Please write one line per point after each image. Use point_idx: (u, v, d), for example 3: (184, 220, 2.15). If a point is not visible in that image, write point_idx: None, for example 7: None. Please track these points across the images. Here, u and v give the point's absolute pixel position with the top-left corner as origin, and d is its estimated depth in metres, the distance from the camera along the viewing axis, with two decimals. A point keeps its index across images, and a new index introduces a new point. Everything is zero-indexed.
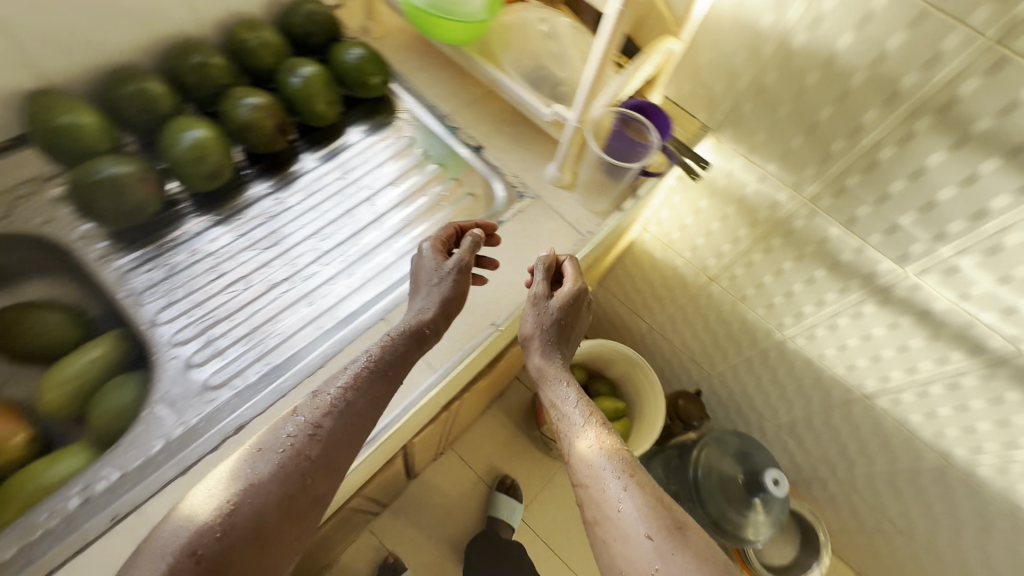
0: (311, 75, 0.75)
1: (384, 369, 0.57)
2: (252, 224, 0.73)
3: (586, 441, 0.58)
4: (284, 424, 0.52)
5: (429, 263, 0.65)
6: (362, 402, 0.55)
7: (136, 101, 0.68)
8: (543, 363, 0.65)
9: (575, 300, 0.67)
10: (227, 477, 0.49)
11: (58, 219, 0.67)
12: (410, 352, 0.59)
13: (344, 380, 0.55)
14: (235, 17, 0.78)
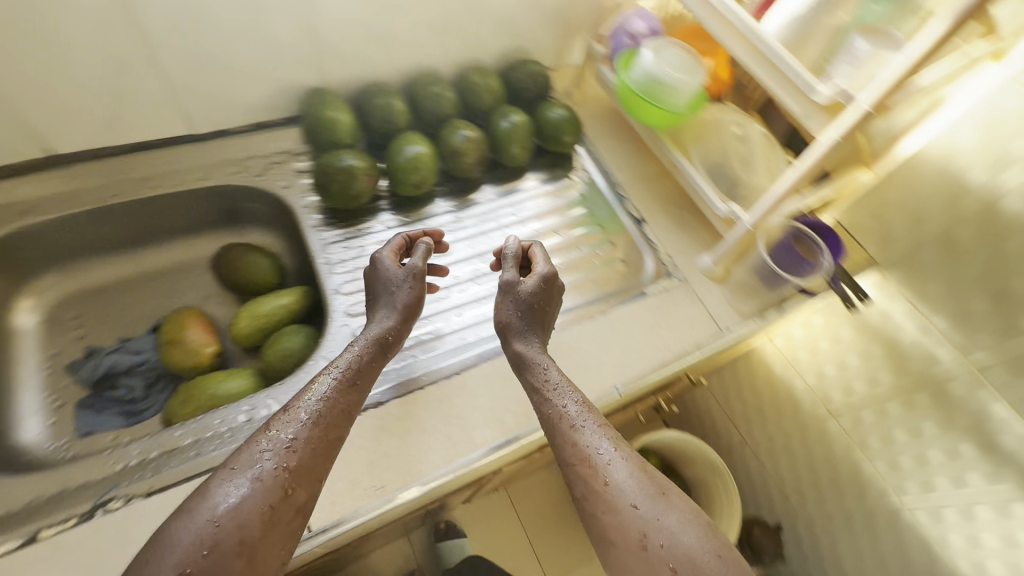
0: (518, 123, 0.86)
1: (350, 379, 0.55)
2: (430, 233, 0.84)
3: (571, 416, 0.54)
4: (263, 439, 0.49)
5: (385, 271, 0.65)
6: (337, 402, 0.53)
7: (381, 112, 0.82)
8: (522, 351, 0.61)
9: (550, 283, 0.66)
10: (205, 504, 0.44)
11: (294, 186, 0.82)
12: (373, 356, 0.59)
13: (312, 386, 0.53)
14: (473, 62, 0.92)
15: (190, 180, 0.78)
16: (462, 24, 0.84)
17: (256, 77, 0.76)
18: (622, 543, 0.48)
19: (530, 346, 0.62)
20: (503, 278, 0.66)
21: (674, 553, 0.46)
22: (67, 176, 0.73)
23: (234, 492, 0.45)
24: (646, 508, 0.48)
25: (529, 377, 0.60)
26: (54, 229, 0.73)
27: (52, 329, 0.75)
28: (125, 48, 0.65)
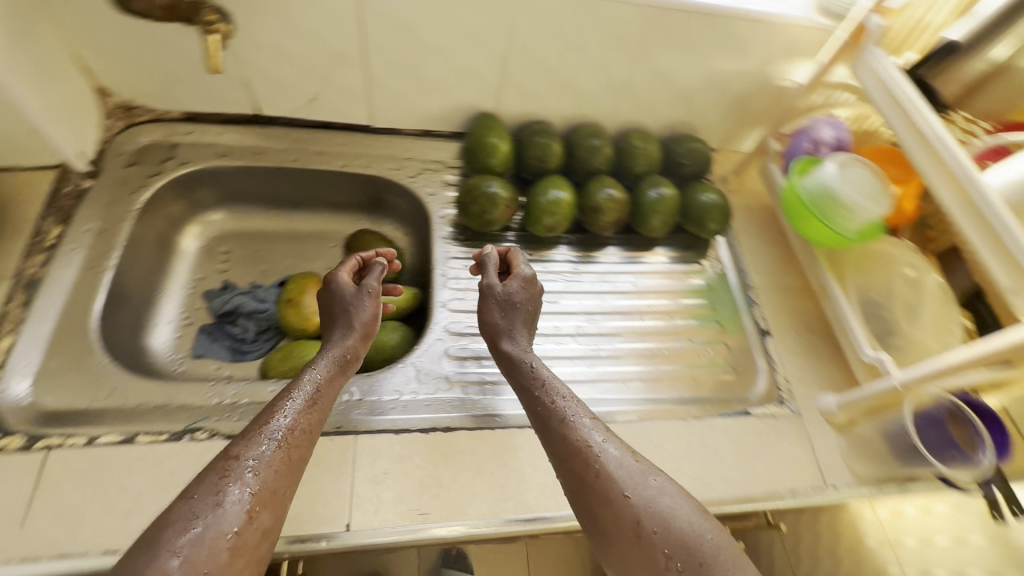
0: (665, 197, 0.84)
1: (313, 399, 0.54)
2: (545, 276, 0.84)
3: (565, 411, 0.55)
4: (234, 463, 0.45)
5: (340, 290, 0.66)
6: (306, 419, 0.52)
7: (538, 151, 0.84)
8: (509, 352, 0.63)
9: (533, 284, 0.69)
10: (159, 537, 0.40)
11: (438, 195, 0.87)
12: (337, 376, 0.58)
13: (275, 405, 0.52)
14: (639, 125, 0.92)
15: (355, 165, 0.85)
16: (641, 89, 0.85)
17: (442, 93, 0.82)
18: (621, 533, 0.46)
19: (522, 348, 0.64)
20: (483, 283, 0.68)
21: (669, 537, 0.45)
22: (264, 134, 0.83)
23: (200, 518, 0.41)
24: (640, 495, 0.47)
25: (523, 382, 0.60)
26: (238, 175, 0.83)
27: (205, 256, 0.84)
28: (349, 45, 0.73)
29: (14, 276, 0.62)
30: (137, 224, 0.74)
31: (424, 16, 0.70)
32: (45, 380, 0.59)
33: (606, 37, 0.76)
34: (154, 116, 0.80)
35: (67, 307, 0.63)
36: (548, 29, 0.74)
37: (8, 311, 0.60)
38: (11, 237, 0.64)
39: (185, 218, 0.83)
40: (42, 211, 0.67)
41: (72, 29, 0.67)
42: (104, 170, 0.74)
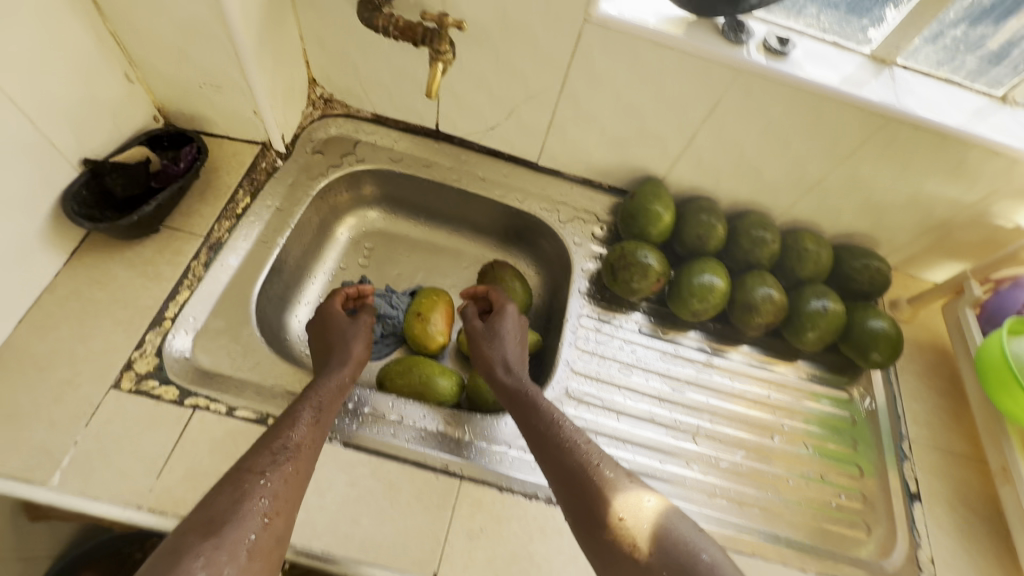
0: (830, 311, 0.76)
1: (314, 410, 0.56)
2: (674, 359, 0.79)
3: (559, 424, 0.57)
4: (251, 475, 0.47)
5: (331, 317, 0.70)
6: (312, 433, 0.54)
7: (699, 228, 0.79)
8: (502, 378, 0.65)
9: (518, 320, 0.72)
10: (177, 540, 0.41)
11: (583, 247, 0.84)
12: (339, 389, 0.60)
13: (281, 419, 0.54)
14: (812, 225, 0.85)
15: (511, 198, 0.86)
16: (829, 190, 0.78)
17: (618, 149, 0.80)
18: (615, 542, 0.48)
19: (515, 372, 0.65)
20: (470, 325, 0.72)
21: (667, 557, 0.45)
22: (437, 150, 0.86)
23: (220, 524, 0.43)
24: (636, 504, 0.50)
25: (516, 400, 0.62)
26: (403, 182, 0.86)
27: (351, 247, 0.88)
28: (547, 89, 0.73)
29: (205, 236, 0.67)
30: (309, 209, 0.78)
31: (631, 78, 0.68)
32: (204, 339, 0.63)
33: (813, 134, 0.70)
34: (347, 112, 0.85)
35: (237, 275, 0.68)
36: (755, 115, 0.70)
37: (192, 267, 0.65)
38: (209, 200, 0.70)
39: (345, 210, 0.87)
40: (239, 181, 0.72)
41: (309, 26, 0.73)
42: (294, 152, 0.80)
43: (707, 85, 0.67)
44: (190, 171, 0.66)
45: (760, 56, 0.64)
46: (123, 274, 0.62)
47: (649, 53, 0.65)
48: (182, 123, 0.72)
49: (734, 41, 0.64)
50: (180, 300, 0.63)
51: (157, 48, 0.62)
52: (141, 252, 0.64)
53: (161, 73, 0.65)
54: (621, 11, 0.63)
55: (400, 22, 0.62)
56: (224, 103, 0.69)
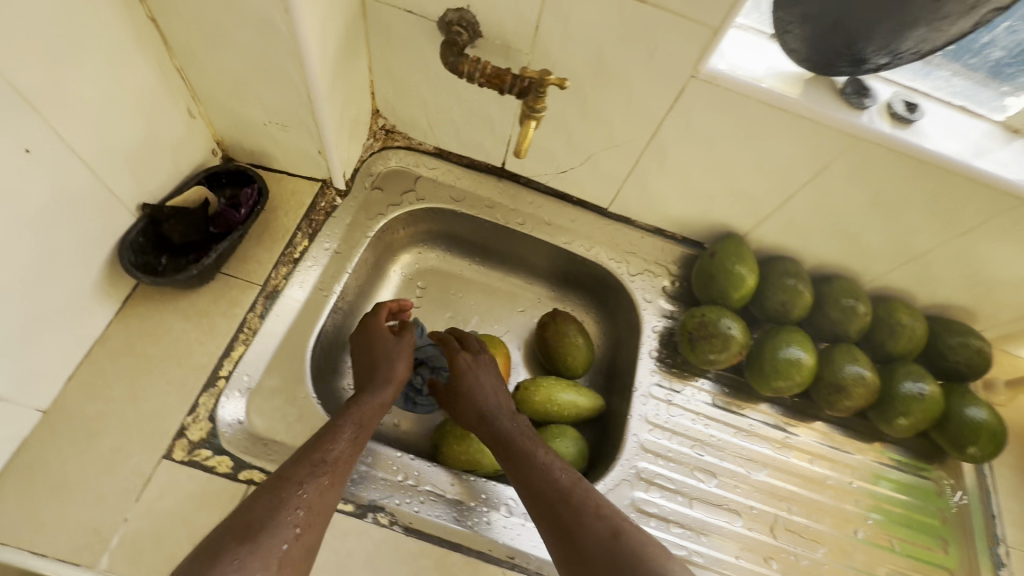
0: (926, 396, 0.69)
1: (356, 427, 0.54)
2: (749, 436, 0.73)
3: (544, 457, 0.56)
4: (289, 485, 0.47)
5: (376, 329, 0.66)
6: (350, 449, 0.52)
7: (783, 294, 0.73)
8: (482, 424, 0.62)
9: (490, 365, 0.67)
10: (217, 543, 0.41)
11: (653, 304, 0.78)
12: (377, 402, 0.59)
13: (327, 428, 0.52)
14: (905, 295, 0.78)
15: (576, 245, 0.80)
16: (933, 263, 0.71)
17: (701, 204, 0.74)
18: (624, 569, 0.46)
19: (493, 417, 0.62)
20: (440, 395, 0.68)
21: None
22: (501, 189, 0.80)
23: (257, 530, 0.43)
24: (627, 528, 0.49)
25: (501, 441, 0.59)
26: (463, 222, 0.81)
27: (403, 285, 0.83)
28: (633, 141, 0.67)
29: (262, 285, 0.63)
30: (367, 250, 0.74)
31: (732, 137, 0.62)
32: (259, 400, 0.59)
33: (929, 209, 0.63)
34: (409, 144, 0.79)
35: (292, 327, 0.63)
36: (866, 184, 0.63)
37: (248, 319, 0.61)
38: (267, 243, 0.65)
39: (400, 247, 0.82)
40: (298, 222, 0.68)
41: (380, 59, 0.67)
42: (354, 189, 0.75)
43: (818, 150, 0.61)
44: (249, 219, 0.61)
45: (885, 124, 0.58)
46: (178, 326, 0.58)
47: (759, 114, 0.58)
48: (241, 157, 0.68)
49: (856, 106, 0.58)
50: (235, 356, 0.59)
51: (225, 85, 0.57)
52: (196, 302, 0.60)
53: (225, 109, 0.60)
54: (733, 67, 0.56)
55: (489, 70, 0.56)
56: (289, 141, 0.64)
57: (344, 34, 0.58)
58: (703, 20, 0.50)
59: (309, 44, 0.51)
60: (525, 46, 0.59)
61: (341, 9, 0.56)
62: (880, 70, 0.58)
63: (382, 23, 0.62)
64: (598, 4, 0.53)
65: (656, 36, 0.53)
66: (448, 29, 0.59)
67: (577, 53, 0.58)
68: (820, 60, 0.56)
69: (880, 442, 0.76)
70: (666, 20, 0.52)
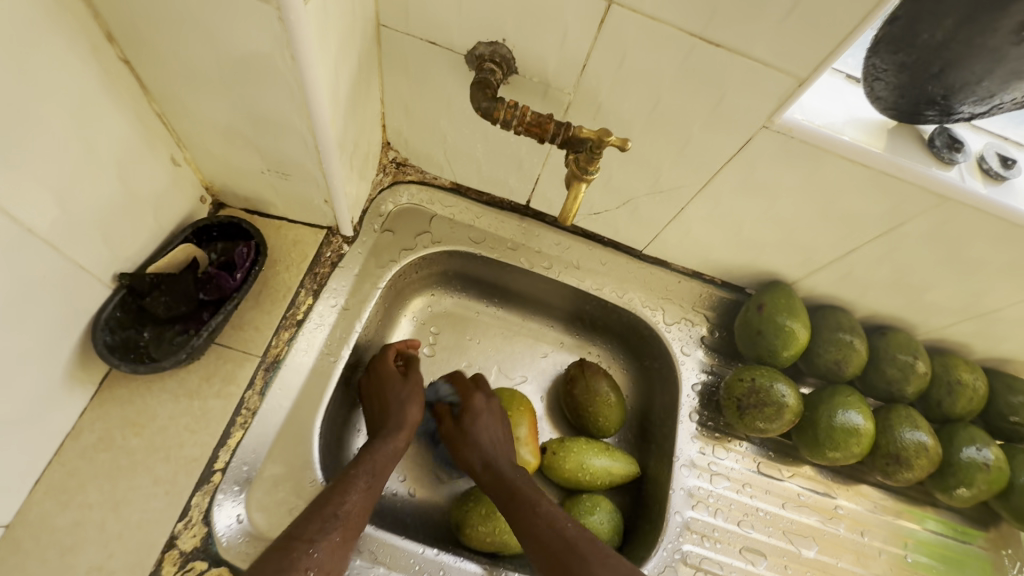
0: (991, 465, 0.64)
1: (370, 474, 0.50)
2: (797, 507, 0.67)
3: (544, 498, 0.53)
4: (298, 543, 0.42)
5: (378, 374, 0.60)
6: (365, 500, 0.48)
7: (837, 350, 0.66)
8: (490, 468, 0.57)
9: (495, 408, 0.62)
10: None
11: (692, 357, 0.72)
12: (393, 451, 0.55)
13: (339, 483, 0.48)
14: (963, 348, 0.72)
15: (608, 291, 0.72)
16: (1000, 320, 0.65)
17: (748, 252, 0.67)
18: None
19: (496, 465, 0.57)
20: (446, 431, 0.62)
21: None
22: (524, 229, 0.72)
23: None
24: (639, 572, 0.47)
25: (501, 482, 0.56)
26: (482, 265, 0.73)
27: (416, 331, 0.74)
28: (682, 187, 0.59)
29: (261, 355, 0.55)
30: (377, 302, 0.65)
31: (799, 189, 0.55)
32: (261, 494, 0.51)
33: (1010, 270, 0.57)
34: (422, 179, 0.71)
35: (297, 403, 0.55)
36: (943, 241, 0.56)
37: (246, 398, 0.53)
38: (266, 304, 0.57)
39: (413, 291, 0.73)
40: (300, 277, 0.60)
41: (393, 90, 0.58)
42: (362, 233, 0.66)
43: (895, 206, 0.54)
44: (245, 284, 0.53)
45: (978, 181, 0.51)
46: (166, 411, 0.51)
47: (834, 168, 0.51)
48: (234, 203, 0.59)
49: (947, 161, 0.51)
50: (231, 445, 0.51)
51: (218, 131, 0.49)
52: (186, 381, 0.52)
53: (216, 154, 0.52)
54: (810, 116, 0.49)
55: (529, 116, 0.48)
56: (292, 189, 0.56)
57: (358, 69, 0.50)
58: (790, 70, 0.43)
59: (321, 95, 0.43)
60: (568, 85, 0.51)
61: (356, 42, 0.47)
62: (973, 119, 0.51)
63: (398, 52, 0.54)
64: (661, 45, 0.45)
65: (727, 82, 0.46)
66: (479, 65, 0.50)
67: (628, 96, 0.50)
68: (907, 108, 0.49)
69: (933, 507, 0.71)
70: (742, 66, 0.44)
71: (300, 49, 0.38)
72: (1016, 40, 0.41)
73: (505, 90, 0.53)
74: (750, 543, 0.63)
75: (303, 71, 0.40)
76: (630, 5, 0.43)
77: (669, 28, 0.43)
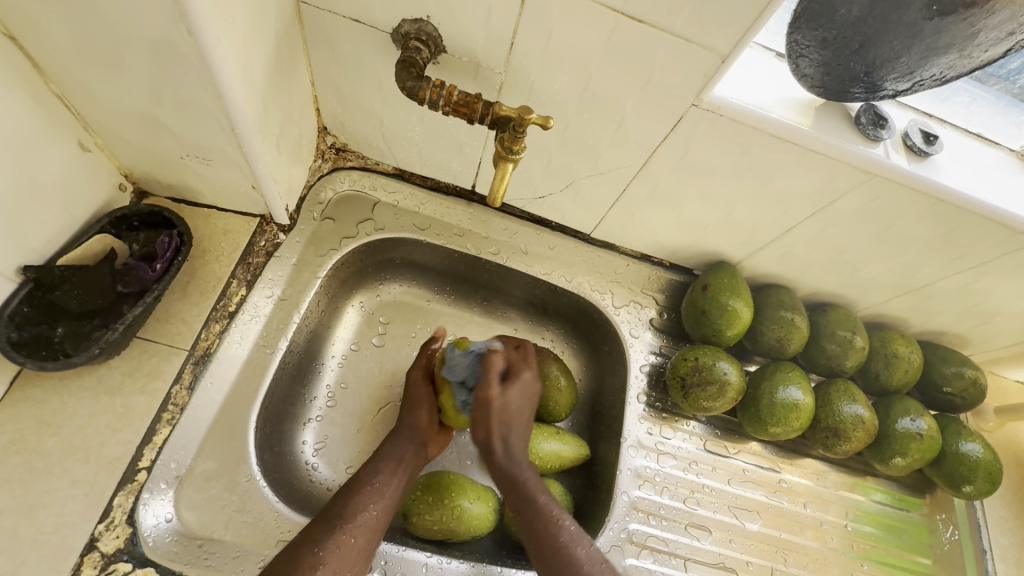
0: (924, 434, 0.66)
1: (387, 485, 0.55)
2: (743, 482, 0.68)
3: (554, 517, 0.53)
4: (307, 551, 0.47)
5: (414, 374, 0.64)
6: (383, 508, 0.53)
7: (779, 328, 0.67)
8: (502, 463, 0.56)
9: (529, 390, 0.61)
10: None
11: (641, 339, 0.72)
12: (404, 455, 0.58)
13: (372, 485, 0.54)
14: (899, 322, 0.74)
15: (557, 276, 0.72)
16: (933, 294, 0.67)
17: (692, 233, 0.67)
18: None
19: (514, 459, 0.57)
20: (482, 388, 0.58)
21: None
22: (471, 215, 0.71)
23: None
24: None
25: (512, 485, 0.55)
26: (429, 252, 0.71)
27: (364, 321, 0.72)
28: (621, 169, 0.59)
29: (190, 349, 0.53)
30: (318, 293, 0.64)
31: (734, 169, 0.55)
32: (190, 492, 0.50)
33: (937, 245, 0.59)
34: (364, 164, 0.69)
35: (230, 397, 0.54)
36: (873, 218, 0.57)
37: (174, 393, 0.51)
38: (195, 296, 0.55)
39: (358, 281, 0.72)
40: (232, 268, 0.57)
41: (323, 71, 0.56)
42: (300, 220, 0.64)
43: (826, 184, 0.54)
44: (165, 276, 0.51)
45: (902, 157, 0.52)
46: (85, 410, 0.48)
47: (764, 146, 0.52)
48: (158, 191, 0.57)
49: (872, 138, 0.51)
50: (158, 441, 0.49)
51: (127, 115, 0.46)
52: (108, 377, 0.50)
53: (129, 138, 0.49)
54: (738, 94, 0.49)
55: (455, 96, 0.47)
56: (216, 176, 0.53)
57: (276, 48, 0.48)
58: (713, 46, 0.43)
59: (229, 72, 0.41)
60: (498, 64, 0.50)
61: (271, 19, 0.45)
62: (897, 96, 0.52)
63: (323, 31, 0.52)
64: (586, 21, 0.44)
65: (655, 59, 0.45)
66: (405, 43, 0.49)
67: (559, 75, 0.49)
68: (832, 86, 0.49)
69: (873, 477, 0.73)
70: (667, 43, 0.44)
71: (196, 23, 0.37)
72: (929, 16, 0.41)
73: (436, 70, 0.52)
74: (696, 520, 0.64)
75: (204, 47, 0.38)
76: None
77: (590, 4, 0.43)
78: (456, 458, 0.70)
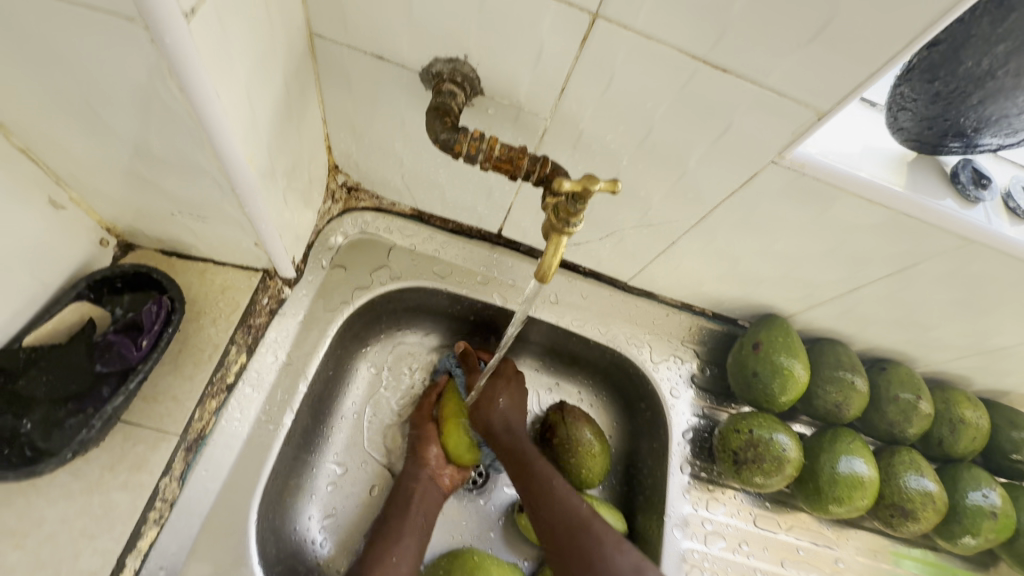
0: (997, 512, 0.60)
1: (400, 528, 0.55)
2: (796, 563, 0.63)
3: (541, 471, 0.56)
4: None
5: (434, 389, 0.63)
6: (417, 537, 0.55)
7: (838, 392, 0.60)
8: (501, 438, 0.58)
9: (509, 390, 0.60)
10: None
11: (682, 398, 0.65)
12: (414, 494, 0.57)
13: (390, 528, 0.55)
14: (963, 381, 0.67)
15: (590, 329, 0.65)
16: (1008, 356, 0.61)
17: (743, 286, 0.60)
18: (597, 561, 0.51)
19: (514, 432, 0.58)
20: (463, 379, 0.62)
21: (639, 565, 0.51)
22: (497, 260, 0.63)
23: None
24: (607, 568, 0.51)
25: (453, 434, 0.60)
26: (449, 302, 0.64)
27: (376, 374, 0.64)
28: (673, 222, 0.52)
29: (181, 433, 0.46)
30: (328, 353, 0.56)
31: (806, 227, 0.48)
32: None
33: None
34: (377, 205, 0.61)
35: (228, 486, 0.47)
36: (958, 284, 0.51)
37: (162, 486, 0.44)
38: (188, 369, 0.48)
39: (370, 331, 0.63)
40: (230, 333, 0.50)
41: (334, 108, 0.49)
42: (307, 271, 0.56)
43: (912, 248, 0.48)
44: (153, 354, 0.44)
45: (1004, 222, 0.45)
46: (59, 513, 0.41)
47: (848, 207, 0.45)
48: (146, 244, 0.50)
49: (972, 200, 0.45)
50: (143, 547, 0.42)
51: (108, 171, 0.39)
52: (85, 471, 0.43)
53: (106, 191, 0.42)
54: (822, 150, 0.43)
55: (497, 150, 0.40)
56: (211, 232, 0.46)
57: (284, 89, 0.41)
58: (810, 101, 0.36)
59: (230, 131, 0.34)
60: (543, 110, 0.43)
61: (279, 59, 0.38)
62: (1000, 150, 0.45)
63: (338, 66, 0.45)
64: (655, 68, 0.37)
65: (734, 111, 0.39)
66: (437, 85, 0.42)
67: (616, 123, 0.42)
68: (931, 140, 0.42)
69: (931, 552, 0.67)
70: (750, 95, 0.37)
71: (189, 77, 0.30)
72: None
73: (469, 114, 0.45)
74: None
75: (198, 103, 0.31)
76: (619, 21, 0.35)
77: (663, 48, 0.36)
78: (478, 530, 0.62)
